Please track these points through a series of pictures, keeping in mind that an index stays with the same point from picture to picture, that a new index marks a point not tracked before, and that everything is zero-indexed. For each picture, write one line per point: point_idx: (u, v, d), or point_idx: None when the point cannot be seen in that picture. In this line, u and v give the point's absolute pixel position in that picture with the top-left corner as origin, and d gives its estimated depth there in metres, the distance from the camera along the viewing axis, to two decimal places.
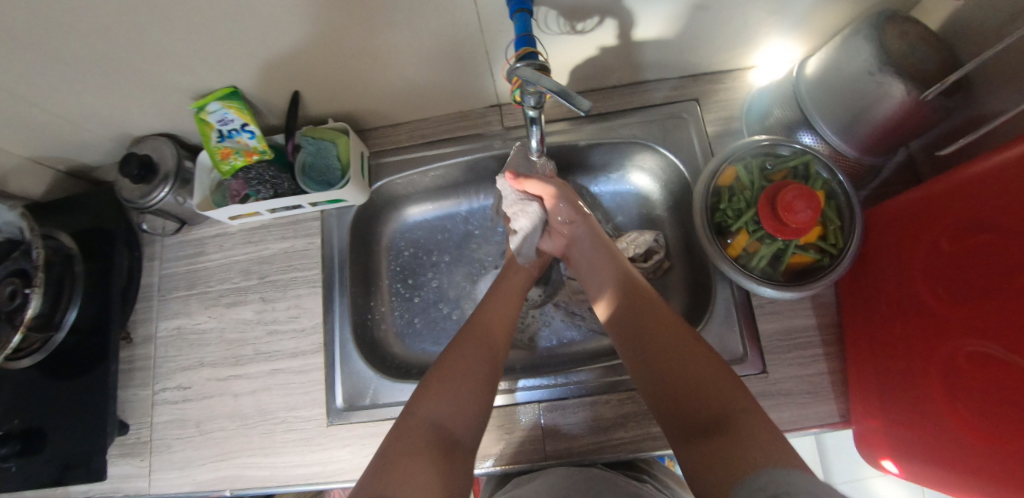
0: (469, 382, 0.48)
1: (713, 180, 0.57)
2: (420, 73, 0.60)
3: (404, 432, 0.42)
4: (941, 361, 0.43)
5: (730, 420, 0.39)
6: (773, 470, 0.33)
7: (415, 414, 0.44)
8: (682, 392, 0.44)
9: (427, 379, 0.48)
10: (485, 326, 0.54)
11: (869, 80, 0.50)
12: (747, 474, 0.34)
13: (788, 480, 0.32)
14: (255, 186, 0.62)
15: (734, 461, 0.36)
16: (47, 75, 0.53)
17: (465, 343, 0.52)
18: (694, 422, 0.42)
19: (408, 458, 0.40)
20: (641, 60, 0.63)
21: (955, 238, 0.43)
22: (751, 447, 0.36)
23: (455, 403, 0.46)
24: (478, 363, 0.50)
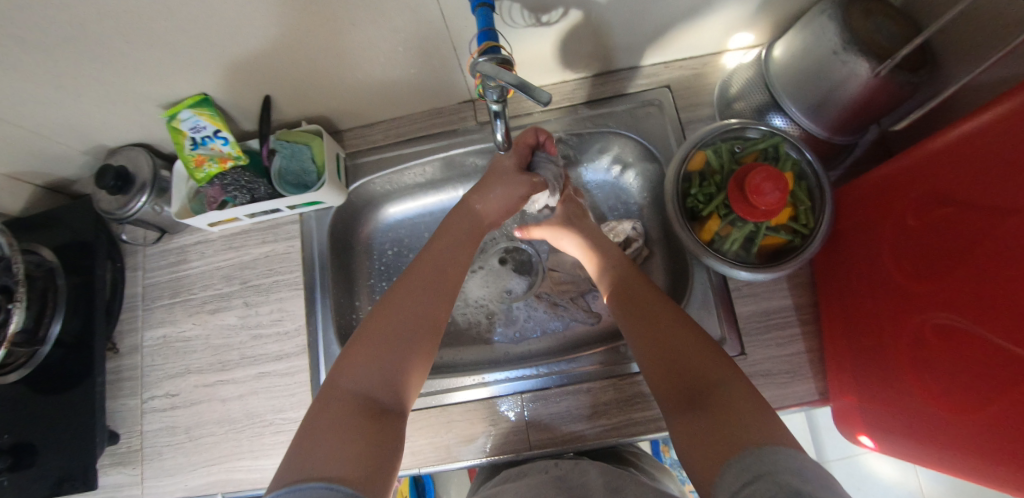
0: (393, 341, 0.46)
1: (684, 165, 0.57)
2: (390, 71, 0.60)
3: (329, 400, 0.41)
4: (910, 335, 0.44)
5: (719, 397, 0.40)
6: (772, 451, 0.34)
7: (340, 383, 0.43)
8: (679, 366, 0.44)
9: (352, 345, 0.46)
10: (420, 276, 0.51)
11: (833, 60, 0.51)
12: (741, 455, 0.35)
13: (775, 459, 0.33)
14: (231, 191, 0.63)
15: (730, 442, 0.37)
16: (15, 90, 0.53)
17: (394, 302, 0.49)
18: (687, 394, 0.42)
19: (335, 425, 0.39)
20: (610, 49, 0.63)
21: (920, 212, 0.43)
22: (747, 426, 0.37)
23: (375, 367, 0.44)
24: (402, 319, 0.47)
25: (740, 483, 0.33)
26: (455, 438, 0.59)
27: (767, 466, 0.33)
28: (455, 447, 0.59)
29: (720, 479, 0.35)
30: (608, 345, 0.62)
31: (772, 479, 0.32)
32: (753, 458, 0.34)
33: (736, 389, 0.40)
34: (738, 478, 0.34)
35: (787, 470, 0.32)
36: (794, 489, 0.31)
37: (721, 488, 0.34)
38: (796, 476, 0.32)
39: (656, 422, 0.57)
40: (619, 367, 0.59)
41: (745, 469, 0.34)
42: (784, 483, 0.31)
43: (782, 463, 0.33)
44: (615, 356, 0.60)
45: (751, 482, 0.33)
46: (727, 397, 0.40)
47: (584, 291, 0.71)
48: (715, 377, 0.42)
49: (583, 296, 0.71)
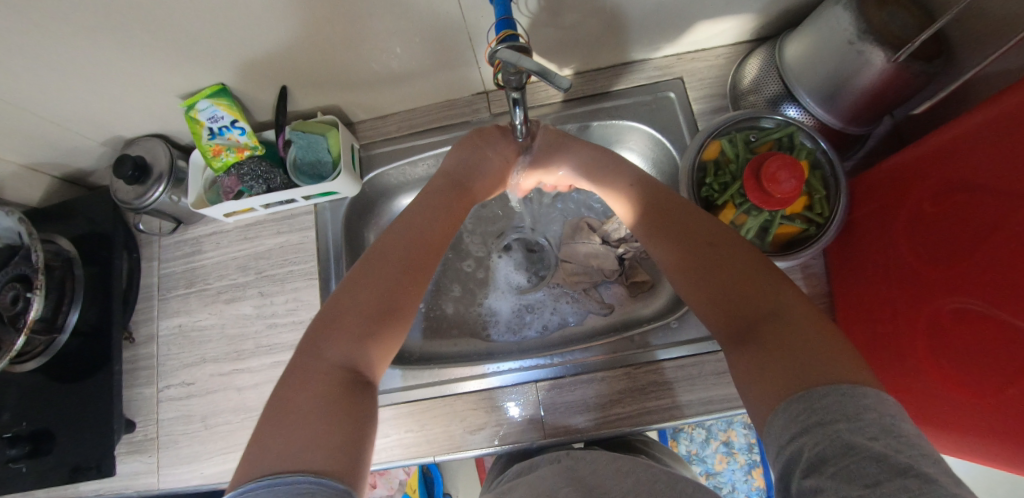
0: (363, 314, 0.43)
1: (699, 155, 0.57)
2: (405, 63, 0.61)
3: (306, 377, 0.39)
4: (927, 322, 0.44)
5: (777, 325, 0.37)
6: (828, 391, 0.31)
7: (319, 356, 0.40)
8: (728, 297, 0.41)
9: (327, 316, 0.43)
10: (391, 248, 0.49)
11: (848, 50, 0.51)
12: (801, 393, 0.32)
13: (827, 404, 0.31)
14: (247, 182, 0.63)
15: (789, 378, 0.34)
16: (37, 81, 0.54)
17: (364, 274, 0.46)
18: (739, 325, 0.40)
19: (311, 407, 0.37)
20: (623, 40, 0.63)
21: (937, 199, 0.43)
22: (809, 361, 0.34)
23: (351, 342, 0.42)
24: (377, 288, 0.45)
25: (788, 436, 0.32)
26: (469, 427, 0.60)
27: (817, 416, 0.31)
28: (470, 435, 0.59)
29: (774, 417, 0.33)
30: (621, 335, 0.62)
31: (825, 429, 0.30)
32: (800, 407, 0.32)
33: (796, 318, 0.37)
34: (785, 430, 0.32)
35: (856, 418, 0.30)
36: (846, 441, 0.29)
37: (775, 431, 0.33)
38: (851, 424, 0.30)
39: (671, 411, 0.57)
40: (633, 356, 0.60)
41: (796, 420, 0.32)
42: (835, 433, 0.29)
43: (849, 407, 0.30)
44: (628, 345, 0.61)
45: (799, 435, 0.31)
46: (786, 325, 0.37)
47: (596, 282, 0.71)
48: (771, 303, 0.39)
49: (596, 288, 0.71)
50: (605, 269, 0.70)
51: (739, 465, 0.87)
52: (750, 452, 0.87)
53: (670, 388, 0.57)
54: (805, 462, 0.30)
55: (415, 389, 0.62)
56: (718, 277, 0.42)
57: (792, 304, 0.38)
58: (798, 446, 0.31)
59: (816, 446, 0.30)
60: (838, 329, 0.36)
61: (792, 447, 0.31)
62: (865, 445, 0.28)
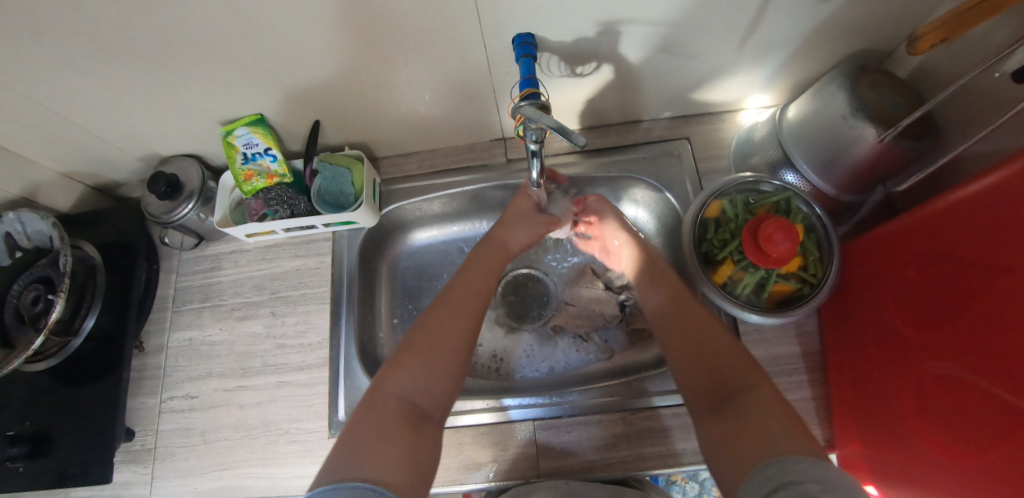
0: (439, 354, 0.49)
1: (701, 212, 0.61)
2: (432, 107, 0.65)
3: (376, 409, 0.44)
4: (914, 384, 0.45)
5: (749, 402, 0.41)
6: (797, 458, 0.34)
7: (384, 390, 0.45)
8: (710, 379, 0.46)
9: (398, 355, 0.49)
10: (452, 299, 0.54)
11: (842, 124, 0.55)
12: (767, 464, 0.35)
13: (798, 468, 0.33)
14: (273, 206, 0.67)
15: (755, 452, 0.37)
16: (92, 97, 0.59)
17: (432, 325, 0.51)
18: (715, 402, 0.44)
19: (376, 427, 0.42)
20: (635, 100, 0.68)
21: (922, 267, 0.46)
22: (769, 440, 0.37)
23: (426, 376, 0.47)
24: (453, 334, 0.50)
25: (763, 493, 0.33)
26: (466, 461, 0.60)
27: (790, 476, 0.33)
28: (465, 469, 0.60)
29: (746, 484, 0.35)
30: (619, 380, 0.63)
31: (796, 486, 0.31)
32: (776, 468, 0.34)
33: (765, 398, 0.41)
34: (760, 488, 0.33)
35: (824, 482, 0.31)
36: (816, 497, 0.30)
37: (747, 496, 0.34)
38: (819, 484, 0.31)
39: (665, 458, 0.58)
40: (629, 402, 0.61)
41: (768, 479, 0.34)
42: (805, 490, 0.31)
43: (818, 474, 0.32)
44: (626, 390, 0.62)
45: (775, 490, 0.32)
46: (759, 404, 0.41)
47: (597, 327, 0.73)
48: (744, 382, 0.43)
49: (597, 332, 0.73)
50: (606, 314, 0.73)
51: None
52: None
53: (664, 436, 0.59)
54: None
55: None
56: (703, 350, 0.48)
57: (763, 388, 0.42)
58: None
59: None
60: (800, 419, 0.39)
61: None
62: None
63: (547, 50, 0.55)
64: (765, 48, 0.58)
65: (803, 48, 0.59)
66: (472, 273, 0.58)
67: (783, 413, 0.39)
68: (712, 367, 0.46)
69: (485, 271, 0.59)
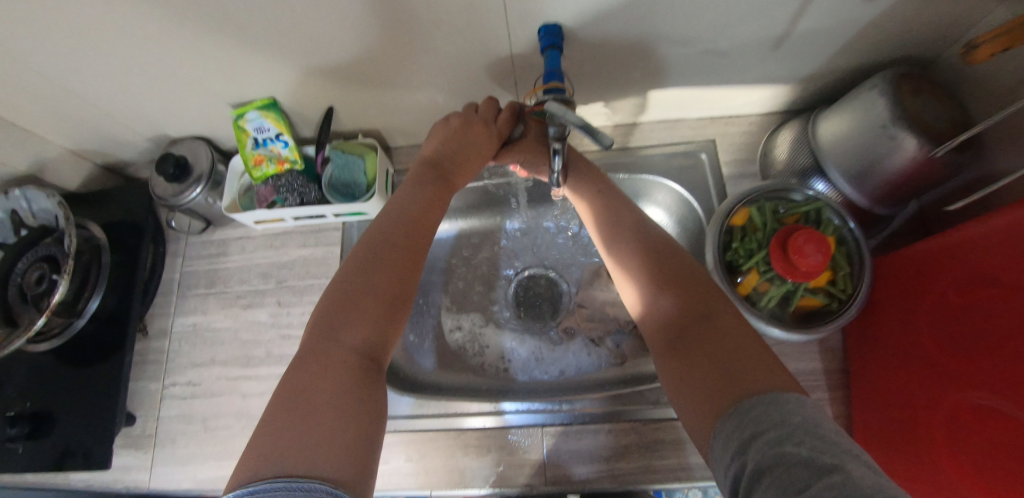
0: (387, 294, 0.43)
1: (727, 219, 0.58)
2: (450, 97, 0.63)
3: (322, 363, 0.38)
4: (946, 414, 0.43)
5: (708, 337, 0.40)
6: (757, 401, 0.33)
7: (332, 344, 0.39)
8: (670, 311, 0.44)
9: (331, 306, 0.41)
10: (385, 234, 0.46)
11: (881, 133, 0.52)
12: (729, 413, 0.34)
13: (760, 415, 0.32)
14: (283, 193, 0.65)
15: (722, 389, 0.36)
16: (101, 75, 0.57)
17: (369, 269, 0.44)
18: (673, 335, 0.43)
19: (320, 396, 0.35)
20: (660, 98, 0.65)
21: (962, 291, 0.43)
22: (735, 379, 0.36)
23: (360, 328, 0.41)
24: (383, 277, 0.44)
25: (730, 451, 0.32)
26: (469, 463, 0.59)
27: (751, 427, 0.32)
28: (468, 471, 0.58)
29: (714, 437, 0.35)
30: (630, 388, 0.61)
31: (759, 441, 0.30)
32: (737, 421, 0.33)
33: (723, 333, 0.40)
34: (727, 445, 0.33)
35: (783, 427, 0.30)
36: (777, 450, 0.29)
37: (717, 449, 0.34)
38: (778, 432, 0.30)
39: (676, 472, 0.56)
40: (641, 412, 0.59)
41: (732, 437, 0.33)
42: (767, 443, 0.30)
43: (776, 418, 0.31)
44: (638, 398, 0.59)
45: (741, 449, 0.31)
46: (720, 340, 0.39)
47: (609, 331, 0.71)
48: (700, 315, 0.42)
49: (609, 337, 0.71)
50: (620, 318, 0.71)
51: None
52: None
53: (676, 450, 0.57)
54: (744, 476, 0.30)
55: (417, 419, 0.61)
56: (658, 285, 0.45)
57: (725, 314, 0.41)
58: (739, 463, 0.31)
59: (754, 459, 0.30)
60: (762, 347, 0.38)
61: (733, 463, 0.31)
62: (793, 451, 0.28)
63: (574, 41, 0.52)
64: (803, 49, 0.55)
65: (844, 50, 0.56)
66: (409, 198, 0.51)
67: (743, 338, 0.39)
68: (670, 303, 0.44)
69: (427, 195, 0.52)
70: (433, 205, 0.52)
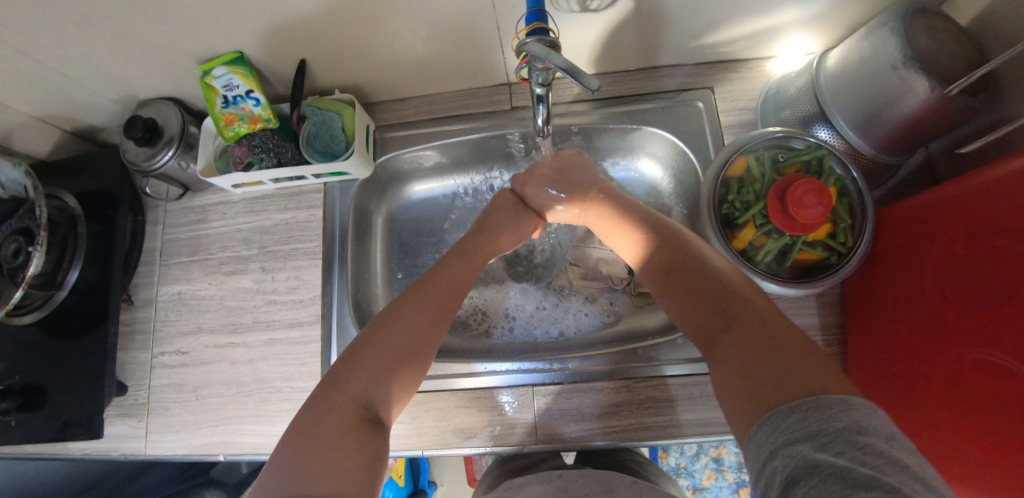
0: (398, 345, 0.45)
1: (723, 170, 0.55)
2: (429, 46, 0.59)
3: (328, 410, 0.40)
4: (947, 369, 0.42)
5: (744, 331, 0.38)
6: (791, 408, 0.31)
7: (338, 390, 0.41)
8: (706, 309, 0.42)
9: (355, 349, 0.45)
10: (422, 289, 0.50)
11: (891, 75, 0.49)
12: (766, 414, 0.32)
13: (791, 423, 0.30)
14: (258, 154, 0.62)
15: (757, 390, 0.34)
16: (49, 32, 0.52)
17: (395, 321, 0.47)
18: (712, 334, 0.40)
19: (331, 436, 0.38)
20: (657, 42, 0.61)
21: (970, 241, 0.41)
22: (773, 373, 0.34)
23: (371, 377, 0.43)
24: (405, 329, 0.47)
25: (762, 460, 0.31)
26: (461, 425, 0.59)
27: (785, 435, 0.30)
28: (461, 433, 0.58)
29: (750, 436, 0.32)
30: (623, 347, 0.60)
31: (790, 449, 0.29)
32: (767, 430, 0.31)
33: (759, 327, 0.37)
34: (759, 453, 0.31)
35: (819, 436, 0.29)
36: (810, 459, 0.28)
37: (751, 456, 0.32)
38: (813, 441, 0.28)
39: (667, 428, 0.56)
40: (633, 369, 0.58)
41: (765, 444, 0.31)
42: (801, 453, 0.28)
43: (812, 424, 0.29)
44: (632, 357, 0.59)
45: (770, 459, 0.30)
46: (757, 335, 0.37)
47: (605, 289, 0.70)
48: (733, 309, 0.40)
49: (604, 295, 0.70)
50: (614, 277, 0.69)
51: (727, 484, 0.86)
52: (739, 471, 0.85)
53: (668, 407, 0.56)
54: (778, 487, 0.28)
55: None
56: (687, 286, 0.44)
57: (761, 311, 0.39)
58: (769, 472, 0.29)
59: (786, 467, 0.28)
60: (809, 343, 0.35)
61: (765, 475, 0.30)
62: (829, 461, 0.27)
63: None
64: None
65: None
66: (450, 262, 0.55)
67: (784, 336, 0.36)
68: (701, 302, 0.42)
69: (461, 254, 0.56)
70: (460, 266, 0.55)
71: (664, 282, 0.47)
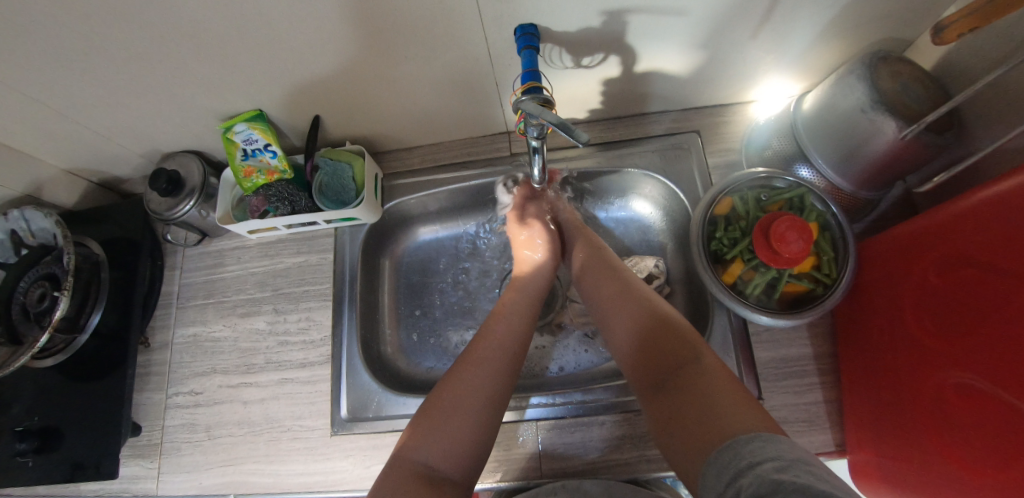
0: (466, 423, 0.46)
1: (710, 209, 0.59)
2: (433, 101, 0.64)
3: (397, 472, 0.42)
4: (930, 393, 0.43)
5: (693, 382, 0.42)
6: (748, 438, 0.34)
7: (406, 455, 0.43)
8: (660, 360, 0.47)
9: (424, 409, 0.47)
10: (484, 352, 0.52)
11: (861, 118, 0.53)
12: (721, 448, 0.35)
13: (752, 449, 0.33)
14: (273, 202, 0.66)
15: (701, 432, 0.38)
16: (89, 94, 0.58)
17: (456, 384, 0.49)
18: (661, 383, 0.45)
19: (401, 495, 0.39)
20: (644, 91, 0.66)
21: (942, 271, 0.44)
22: (719, 417, 0.38)
23: (445, 440, 0.44)
24: (471, 392, 0.48)
25: (724, 481, 0.33)
26: None
27: (747, 459, 0.32)
28: None
29: (705, 473, 0.35)
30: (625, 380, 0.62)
31: (756, 471, 0.31)
32: (730, 453, 0.34)
33: (712, 378, 0.42)
34: (721, 477, 0.33)
35: (779, 460, 0.31)
36: (773, 478, 0.29)
37: (711, 485, 0.34)
38: (777, 463, 0.31)
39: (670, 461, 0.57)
40: (635, 403, 0.60)
41: (726, 468, 0.33)
42: (763, 473, 0.30)
43: (771, 452, 0.32)
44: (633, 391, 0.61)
45: (736, 478, 0.32)
46: (705, 385, 0.41)
47: None
48: (685, 359, 0.45)
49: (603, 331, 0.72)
50: None
51: None
52: None
53: None
54: None
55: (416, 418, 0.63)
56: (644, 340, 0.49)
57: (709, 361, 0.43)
58: (737, 488, 0.31)
59: (751, 484, 0.30)
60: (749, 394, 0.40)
61: (729, 492, 0.32)
62: (789, 478, 0.29)
63: (550, 40, 0.53)
64: (781, 36, 0.55)
65: (822, 36, 0.56)
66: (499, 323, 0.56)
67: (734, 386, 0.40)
68: (657, 355, 0.47)
69: (524, 312, 0.59)
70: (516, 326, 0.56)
71: (624, 336, 0.52)
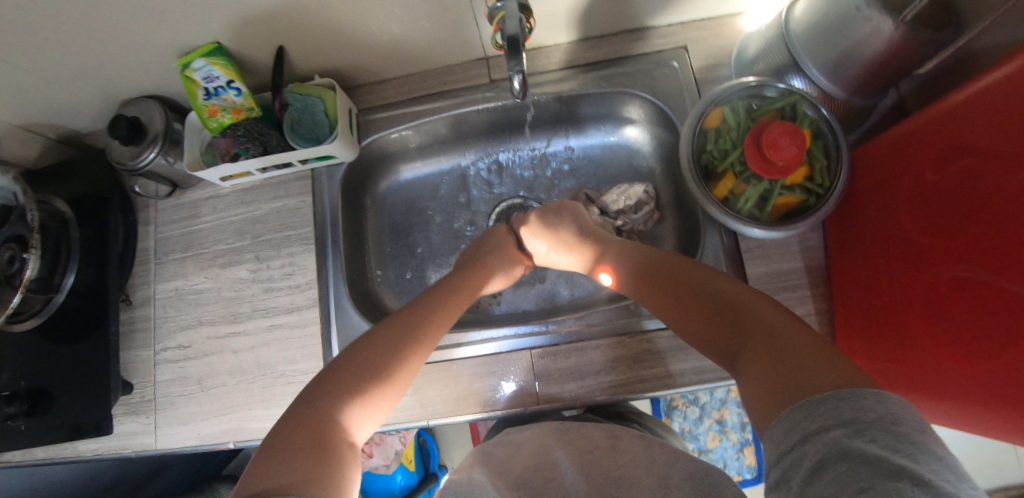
0: (362, 378, 0.45)
1: (700, 122, 0.57)
2: (403, 24, 0.59)
3: (296, 422, 0.40)
4: (924, 291, 0.43)
5: (763, 341, 0.39)
6: (826, 397, 0.31)
7: (310, 407, 0.42)
8: (728, 329, 0.43)
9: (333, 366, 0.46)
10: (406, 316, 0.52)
11: (856, 16, 0.49)
12: (793, 405, 0.33)
13: (823, 410, 0.31)
14: (243, 143, 0.62)
15: (777, 387, 0.35)
16: (25, 35, 0.53)
17: (368, 344, 0.48)
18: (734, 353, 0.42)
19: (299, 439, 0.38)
20: (629, 5, 0.62)
21: (939, 167, 0.42)
22: (803, 371, 0.34)
23: (330, 397, 0.43)
24: (377, 351, 0.47)
25: (789, 441, 0.31)
26: (465, 391, 0.60)
27: (816, 422, 0.31)
28: (464, 401, 0.59)
29: (772, 428, 0.33)
30: (618, 304, 0.62)
31: (824, 437, 0.30)
32: (801, 415, 0.31)
33: (785, 336, 0.38)
34: (785, 437, 0.32)
35: (853, 424, 0.29)
36: (844, 445, 0.28)
37: (773, 440, 0.33)
38: (847, 428, 0.29)
39: (664, 379, 0.57)
40: (627, 325, 0.60)
41: (791, 427, 0.32)
42: (833, 440, 0.29)
43: (845, 414, 0.30)
44: (625, 313, 0.61)
45: (802, 443, 0.30)
46: (778, 341, 0.38)
47: None
48: (751, 323, 0.41)
49: None
50: None
51: (731, 444, 0.88)
52: (742, 431, 0.87)
53: (664, 358, 0.57)
54: (805, 469, 0.29)
55: None
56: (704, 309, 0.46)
57: (780, 321, 0.40)
58: (799, 454, 0.30)
59: (817, 453, 0.29)
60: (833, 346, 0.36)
61: (791, 457, 0.31)
62: (860, 448, 0.28)
63: None
64: None
65: None
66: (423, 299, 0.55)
67: (803, 342, 0.37)
68: (724, 320, 0.44)
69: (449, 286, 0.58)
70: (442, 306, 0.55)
71: (681, 309, 0.48)
